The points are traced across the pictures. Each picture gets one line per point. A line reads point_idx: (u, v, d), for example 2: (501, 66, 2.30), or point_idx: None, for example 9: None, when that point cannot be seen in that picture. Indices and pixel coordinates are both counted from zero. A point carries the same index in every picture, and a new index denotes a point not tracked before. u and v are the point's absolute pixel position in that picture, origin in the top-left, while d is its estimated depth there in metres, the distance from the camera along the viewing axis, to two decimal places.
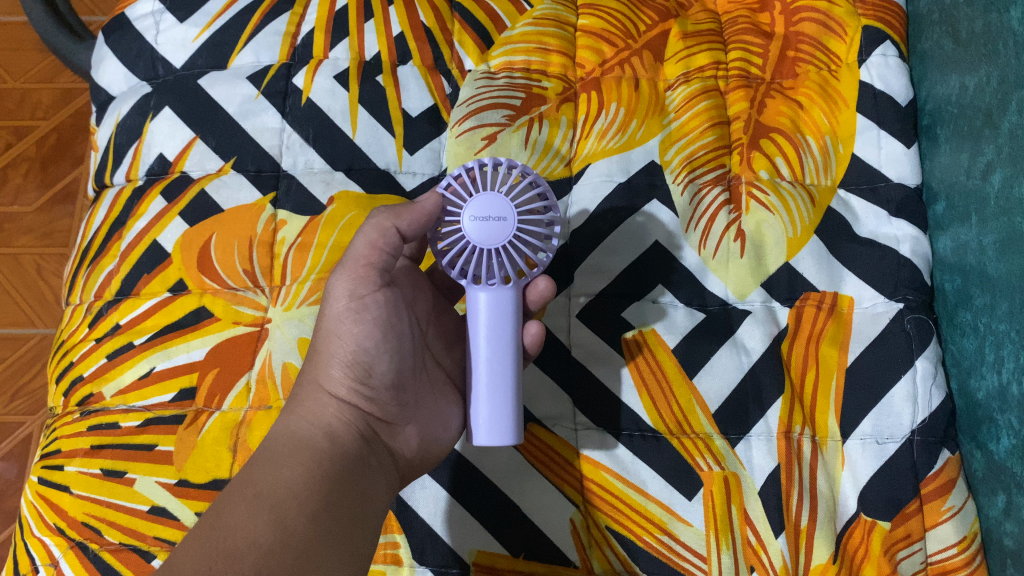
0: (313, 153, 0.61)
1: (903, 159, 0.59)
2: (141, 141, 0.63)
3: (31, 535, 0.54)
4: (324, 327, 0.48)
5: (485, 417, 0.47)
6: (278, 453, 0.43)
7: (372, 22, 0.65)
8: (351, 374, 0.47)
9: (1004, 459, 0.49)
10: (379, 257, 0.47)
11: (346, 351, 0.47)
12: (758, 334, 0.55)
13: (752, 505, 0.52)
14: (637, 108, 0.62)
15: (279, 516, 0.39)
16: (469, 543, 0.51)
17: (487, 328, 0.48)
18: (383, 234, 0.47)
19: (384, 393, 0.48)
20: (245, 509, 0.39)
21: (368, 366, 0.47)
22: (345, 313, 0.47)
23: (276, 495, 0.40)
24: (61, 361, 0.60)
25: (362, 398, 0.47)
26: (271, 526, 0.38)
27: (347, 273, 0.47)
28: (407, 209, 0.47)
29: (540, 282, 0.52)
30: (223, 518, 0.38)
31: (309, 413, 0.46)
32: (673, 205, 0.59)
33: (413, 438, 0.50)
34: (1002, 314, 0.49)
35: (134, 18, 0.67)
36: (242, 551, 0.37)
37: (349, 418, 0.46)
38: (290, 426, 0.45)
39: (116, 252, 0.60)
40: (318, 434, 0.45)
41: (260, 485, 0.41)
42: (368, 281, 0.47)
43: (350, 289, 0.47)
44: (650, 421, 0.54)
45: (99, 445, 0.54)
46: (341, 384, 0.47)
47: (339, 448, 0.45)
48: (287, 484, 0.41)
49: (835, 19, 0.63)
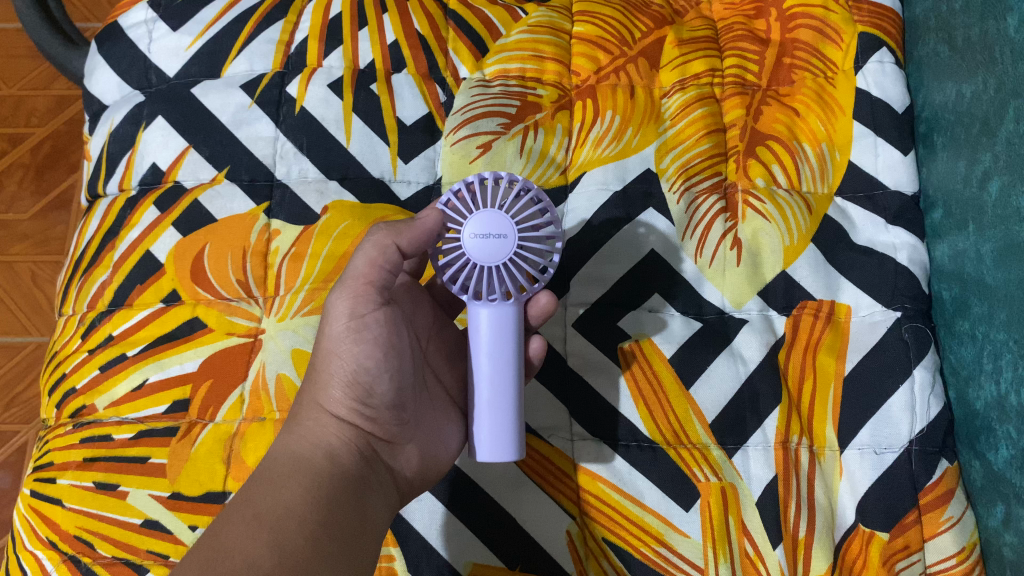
0: (307, 162, 0.61)
1: (900, 166, 0.59)
2: (133, 151, 0.63)
3: (24, 549, 0.54)
4: (323, 346, 0.47)
5: (488, 433, 0.47)
6: (278, 473, 0.43)
7: (366, 30, 0.65)
8: (352, 394, 0.46)
9: (1003, 469, 0.48)
10: (379, 275, 0.47)
11: (346, 371, 0.46)
12: (755, 343, 0.55)
13: (750, 517, 0.51)
14: (632, 116, 0.61)
15: (278, 537, 0.39)
16: (465, 556, 0.51)
17: (489, 343, 0.47)
18: (383, 252, 0.47)
19: (385, 412, 0.48)
20: (244, 530, 0.39)
21: (369, 386, 0.47)
22: (346, 333, 0.46)
23: (274, 515, 0.40)
24: (53, 372, 0.59)
25: (363, 417, 0.47)
26: (269, 548, 0.38)
27: (346, 291, 0.47)
28: (408, 226, 0.47)
29: (542, 298, 0.52)
30: (221, 540, 0.38)
31: (309, 433, 0.45)
32: (668, 213, 0.58)
33: (414, 457, 0.49)
34: (1000, 323, 0.48)
35: (126, 26, 0.66)
36: (240, 572, 0.36)
37: (349, 438, 0.46)
38: (289, 445, 0.45)
39: (109, 262, 0.60)
40: (318, 454, 0.45)
41: (259, 506, 0.40)
42: (369, 300, 0.47)
43: (350, 308, 0.47)
44: (647, 432, 0.53)
45: (92, 458, 0.54)
46: (341, 404, 0.46)
47: (339, 468, 0.45)
48: (286, 505, 0.41)
49: (831, 26, 0.63)
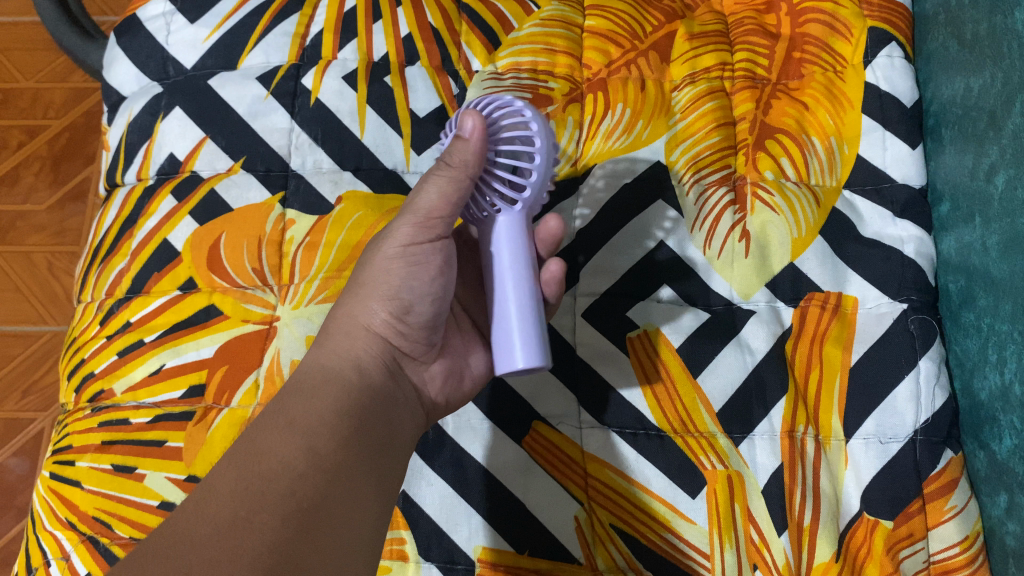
0: (322, 153, 0.62)
1: (908, 160, 0.60)
2: (151, 141, 0.64)
3: (43, 529, 0.55)
4: (372, 262, 0.48)
5: (516, 337, 0.44)
6: (310, 384, 0.43)
7: (380, 23, 0.65)
8: (391, 309, 0.47)
9: (1007, 458, 0.49)
10: (448, 212, 0.47)
11: (389, 287, 0.47)
12: (763, 333, 0.55)
13: (756, 504, 0.52)
14: (643, 109, 0.62)
15: (311, 441, 0.39)
16: (474, 539, 0.52)
17: (507, 251, 0.46)
18: (456, 184, 0.45)
19: (418, 330, 0.49)
20: (278, 436, 0.39)
21: (408, 303, 0.48)
22: (400, 255, 0.47)
23: (304, 423, 0.40)
24: (73, 357, 0.61)
25: (396, 333, 0.48)
26: (302, 451, 0.38)
27: (413, 219, 0.47)
28: (459, 145, 0.44)
29: (552, 220, 0.54)
30: (258, 444, 0.38)
31: (339, 347, 0.46)
32: (678, 205, 0.59)
33: (438, 376, 0.51)
34: (1005, 314, 0.49)
35: (145, 19, 0.67)
36: (277, 472, 0.37)
37: (382, 352, 0.47)
38: (319, 359, 0.45)
39: (127, 250, 0.61)
40: (347, 366, 0.45)
41: (292, 414, 0.40)
42: (430, 230, 0.47)
43: (410, 235, 0.47)
44: (654, 421, 0.54)
45: (110, 441, 0.55)
46: (377, 318, 0.47)
47: (368, 380, 0.45)
48: (318, 411, 0.41)
49: (840, 21, 0.64)
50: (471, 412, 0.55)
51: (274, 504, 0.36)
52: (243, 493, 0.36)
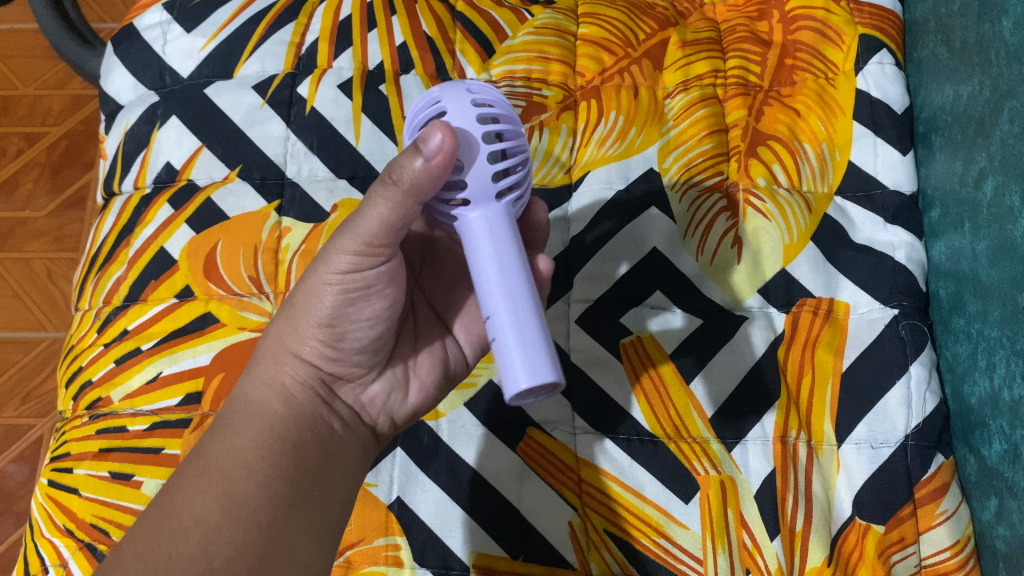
0: (317, 161, 0.62)
1: (899, 166, 0.60)
2: (148, 150, 0.64)
3: (42, 537, 0.55)
4: (308, 288, 0.45)
5: (520, 351, 0.37)
6: (234, 420, 0.44)
7: (375, 31, 0.66)
8: (323, 336, 0.46)
9: (996, 463, 0.49)
10: (392, 237, 0.43)
11: (322, 314, 0.45)
12: (755, 340, 0.56)
13: (748, 509, 0.52)
14: (636, 116, 0.63)
15: (226, 488, 0.40)
16: (468, 545, 0.52)
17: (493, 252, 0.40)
18: (404, 214, 0.41)
19: (354, 355, 0.47)
20: (194, 486, 0.40)
21: (343, 331, 0.46)
22: (337, 283, 0.44)
23: (224, 468, 0.41)
24: (70, 365, 0.61)
25: (328, 358, 0.47)
26: (218, 500, 0.39)
27: (352, 243, 0.43)
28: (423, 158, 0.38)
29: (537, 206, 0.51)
30: (174, 498, 0.40)
31: (265, 373, 0.46)
32: (671, 212, 0.60)
33: (380, 394, 0.49)
34: (993, 321, 0.49)
35: (141, 28, 0.68)
36: (187, 528, 0.38)
37: (305, 378, 0.46)
38: (246, 389, 0.45)
39: (124, 258, 0.61)
40: (273, 397, 0.45)
41: (210, 457, 0.42)
42: (373, 256, 0.44)
43: (349, 262, 0.44)
44: (647, 426, 0.55)
45: (108, 448, 0.55)
46: (307, 345, 0.46)
47: (294, 409, 0.45)
48: (236, 453, 0.41)
49: (832, 28, 0.64)
50: (467, 420, 0.55)
51: (181, 565, 0.37)
52: (147, 558, 0.37)
